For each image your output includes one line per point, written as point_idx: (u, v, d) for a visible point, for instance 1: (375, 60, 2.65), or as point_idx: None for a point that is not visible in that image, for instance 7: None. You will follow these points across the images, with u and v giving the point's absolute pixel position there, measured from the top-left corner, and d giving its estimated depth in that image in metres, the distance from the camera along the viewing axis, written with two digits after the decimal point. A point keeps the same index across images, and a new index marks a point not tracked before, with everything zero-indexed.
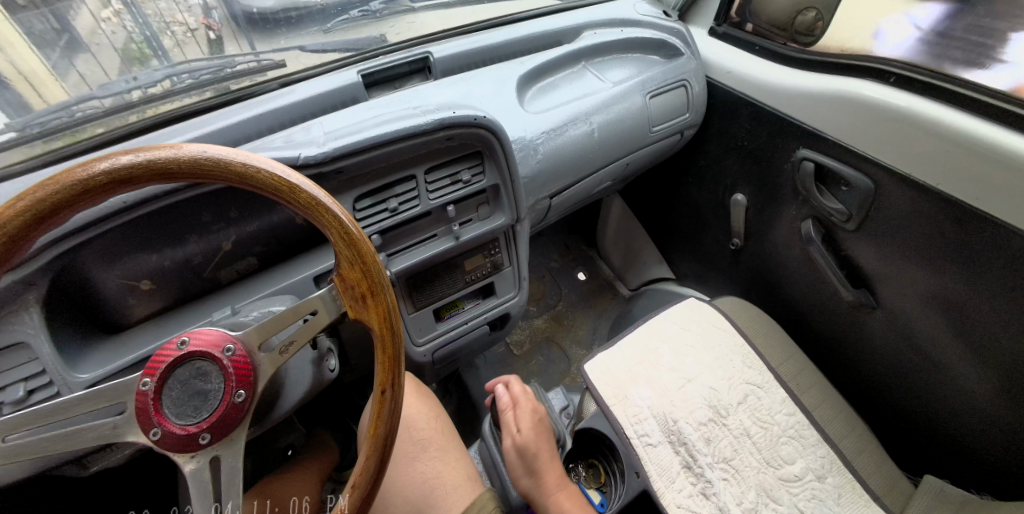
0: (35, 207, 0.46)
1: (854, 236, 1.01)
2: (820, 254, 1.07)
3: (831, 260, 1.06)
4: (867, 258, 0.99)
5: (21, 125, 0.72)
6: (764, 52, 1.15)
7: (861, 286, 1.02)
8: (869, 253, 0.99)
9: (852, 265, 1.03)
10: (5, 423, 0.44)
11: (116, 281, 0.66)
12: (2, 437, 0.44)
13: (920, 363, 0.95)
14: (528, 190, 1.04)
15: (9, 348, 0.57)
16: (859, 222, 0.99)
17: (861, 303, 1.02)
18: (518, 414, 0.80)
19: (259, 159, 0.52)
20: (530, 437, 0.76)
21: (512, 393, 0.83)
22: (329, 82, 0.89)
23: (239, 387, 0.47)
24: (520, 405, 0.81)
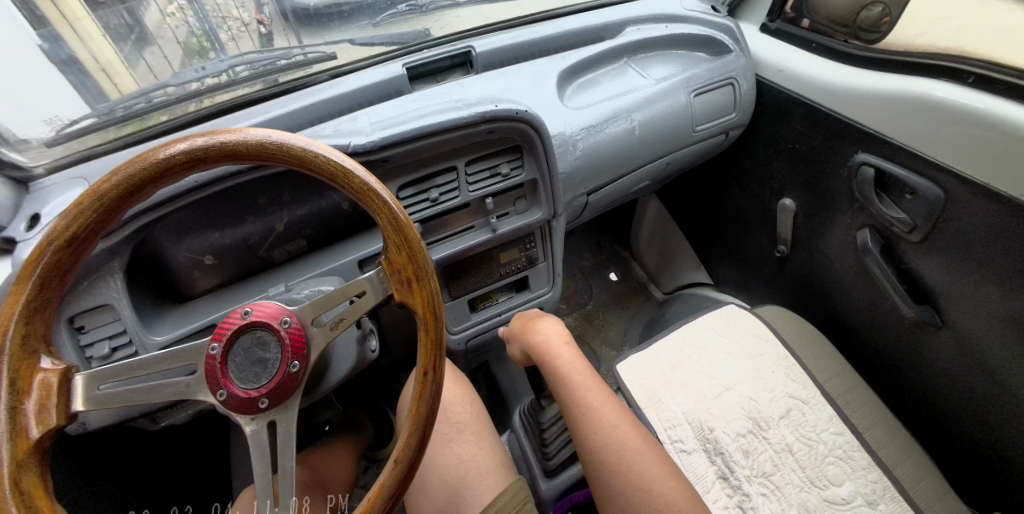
0: (123, 182, 0.50)
1: (917, 248, 0.96)
2: (878, 265, 1.04)
3: (890, 273, 1.02)
4: (934, 275, 0.94)
5: (102, 111, 0.78)
6: (821, 49, 1.12)
7: (924, 303, 0.98)
8: (937, 269, 0.94)
9: (913, 280, 0.99)
10: (99, 373, 0.49)
11: (183, 255, 0.71)
12: (96, 385, 0.49)
13: (989, 387, 0.90)
14: (565, 186, 1.05)
15: (95, 309, 0.64)
16: (924, 234, 0.94)
17: (923, 320, 0.97)
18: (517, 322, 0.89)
19: (317, 145, 0.55)
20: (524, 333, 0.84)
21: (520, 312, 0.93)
22: (376, 74, 0.92)
23: (294, 358, 0.50)
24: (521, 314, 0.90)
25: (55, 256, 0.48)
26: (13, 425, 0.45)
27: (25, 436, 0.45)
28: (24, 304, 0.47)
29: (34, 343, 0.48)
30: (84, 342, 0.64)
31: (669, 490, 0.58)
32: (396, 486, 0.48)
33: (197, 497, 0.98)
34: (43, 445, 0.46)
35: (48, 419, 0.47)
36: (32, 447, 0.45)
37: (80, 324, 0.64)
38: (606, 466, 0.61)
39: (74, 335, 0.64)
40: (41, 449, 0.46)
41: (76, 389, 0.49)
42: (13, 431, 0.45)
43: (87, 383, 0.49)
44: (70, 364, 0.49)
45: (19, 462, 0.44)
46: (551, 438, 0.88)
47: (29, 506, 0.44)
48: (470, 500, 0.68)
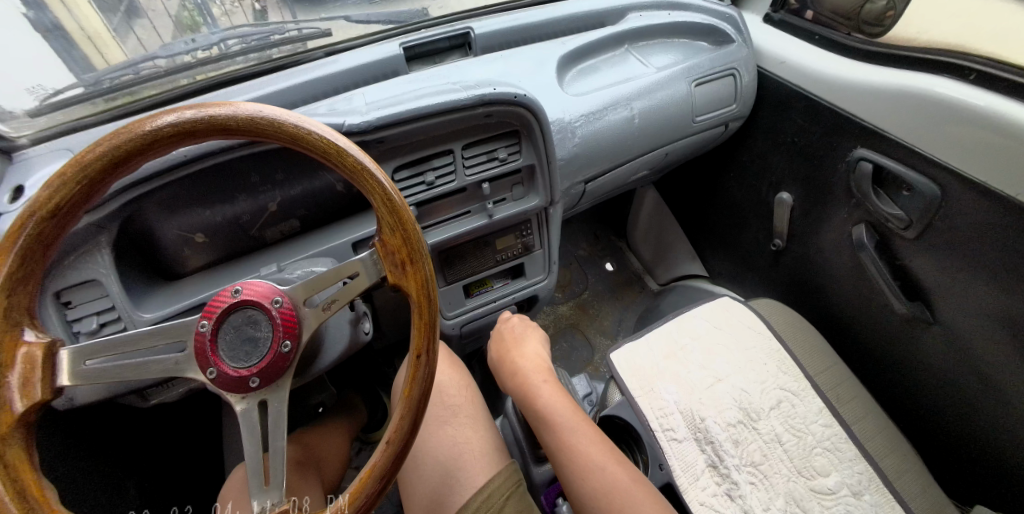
0: (108, 154, 0.48)
1: (912, 245, 0.97)
2: (872, 260, 1.04)
3: (884, 269, 1.03)
4: (927, 271, 0.95)
5: (87, 82, 0.76)
6: (824, 42, 1.11)
7: (916, 299, 0.98)
8: (931, 265, 0.94)
9: (906, 276, 0.99)
10: (85, 347, 0.48)
11: (173, 232, 0.70)
12: (83, 360, 0.48)
13: (977, 383, 0.91)
14: (563, 173, 1.04)
15: (82, 284, 0.63)
16: (919, 230, 0.94)
17: (913, 316, 0.98)
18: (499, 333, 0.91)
19: (310, 122, 0.54)
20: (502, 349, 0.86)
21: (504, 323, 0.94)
22: (373, 53, 0.90)
23: (285, 338, 0.49)
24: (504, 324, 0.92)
25: (38, 228, 0.47)
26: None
27: (10, 409, 0.44)
28: (7, 276, 0.46)
29: (18, 316, 0.47)
30: (71, 318, 0.63)
31: (637, 499, 0.59)
32: (388, 467, 0.48)
33: (188, 475, 0.98)
34: (28, 419, 0.46)
35: (33, 393, 0.46)
36: (17, 421, 0.45)
37: (67, 299, 0.62)
38: (574, 479, 0.62)
39: (60, 311, 0.62)
40: (26, 423, 0.46)
41: (62, 363, 0.48)
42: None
43: (73, 358, 0.48)
44: (56, 338, 0.48)
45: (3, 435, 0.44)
46: None
47: (14, 480, 0.43)
48: (464, 481, 0.68)
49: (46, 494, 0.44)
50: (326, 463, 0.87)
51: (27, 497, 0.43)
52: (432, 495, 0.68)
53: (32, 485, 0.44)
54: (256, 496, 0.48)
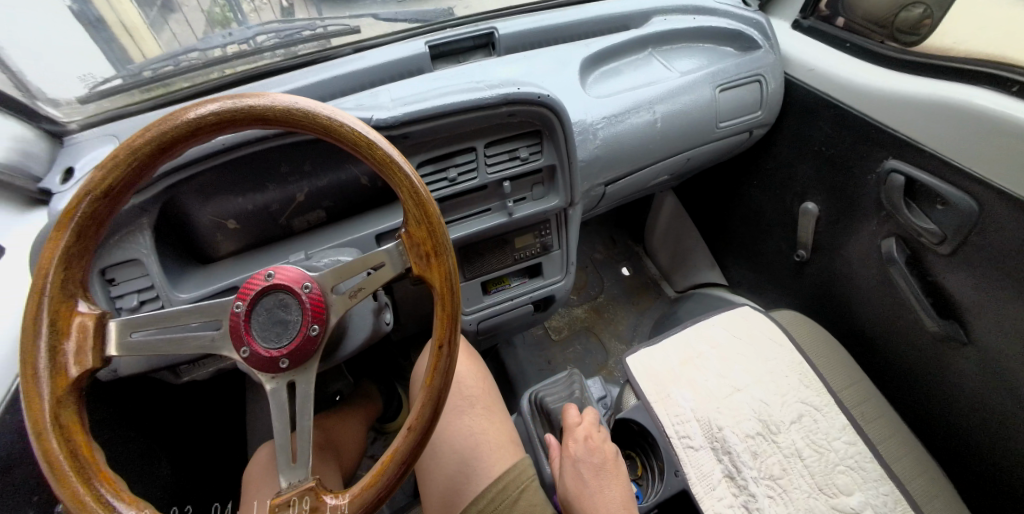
0: (157, 139, 0.51)
1: (947, 260, 0.95)
2: (903, 276, 1.02)
3: (914, 282, 1.01)
4: (962, 289, 0.93)
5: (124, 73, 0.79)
6: (856, 50, 1.10)
7: (949, 318, 0.96)
8: (966, 283, 0.92)
9: (941, 294, 0.97)
10: (134, 320, 0.50)
11: (208, 217, 0.72)
12: (129, 332, 0.50)
13: (1013, 405, 0.89)
14: (583, 175, 1.04)
15: (125, 263, 0.66)
16: (954, 246, 0.93)
17: (947, 335, 0.96)
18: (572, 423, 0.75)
19: (342, 114, 0.55)
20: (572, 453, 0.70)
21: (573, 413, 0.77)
22: (399, 51, 0.92)
23: (314, 322, 0.51)
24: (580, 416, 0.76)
25: (91, 206, 0.49)
26: (54, 362, 0.47)
27: (64, 373, 0.47)
28: (64, 250, 0.49)
29: (73, 287, 0.49)
30: (114, 294, 0.66)
31: None
32: (409, 453, 0.49)
33: (214, 452, 1.01)
34: (80, 384, 0.48)
35: (85, 360, 0.48)
36: (70, 385, 0.47)
37: (111, 276, 0.66)
38: None
39: (105, 287, 0.66)
40: (78, 388, 0.48)
41: (111, 333, 0.50)
42: (53, 369, 0.47)
43: (121, 329, 0.50)
44: (105, 310, 0.51)
45: (59, 398, 0.47)
46: None
47: (67, 440, 0.46)
48: (479, 470, 0.69)
49: (95, 455, 0.47)
50: (344, 450, 0.89)
51: (78, 456, 0.46)
52: (448, 486, 0.70)
53: (83, 446, 0.46)
54: (283, 473, 0.49)
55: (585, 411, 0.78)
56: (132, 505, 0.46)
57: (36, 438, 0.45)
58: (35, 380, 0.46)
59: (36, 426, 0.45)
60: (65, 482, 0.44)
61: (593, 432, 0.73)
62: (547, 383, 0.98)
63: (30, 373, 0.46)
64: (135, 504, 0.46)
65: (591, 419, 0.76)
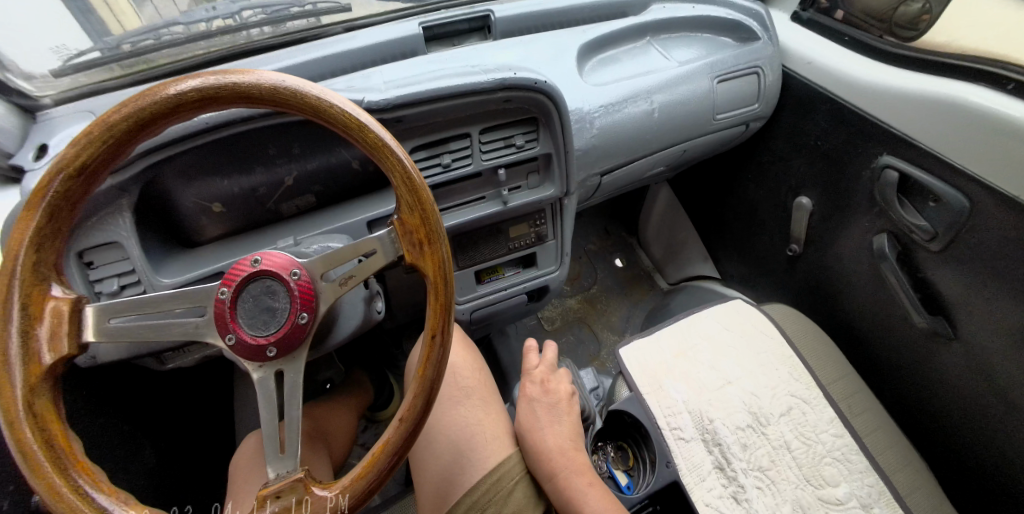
0: (136, 116, 0.48)
1: (936, 258, 0.95)
2: (893, 272, 1.02)
3: (905, 280, 1.01)
4: (949, 286, 0.93)
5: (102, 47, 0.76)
6: (853, 44, 1.08)
7: (938, 313, 0.96)
8: (953, 280, 0.92)
9: (927, 289, 0.97)
10: (111, 305, 0.49)
11: (191, 200, 0.70)
12: (109, 318, 0.49)
13: (996, 401, 0.90)
14: (581, 163, 1.03)
15: (104, 245, 0.63)
16: (945, 244, 0.92)
17: (934, 330, 0.97)
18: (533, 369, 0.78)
19: (332, 95, 0.53)
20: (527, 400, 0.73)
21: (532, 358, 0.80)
22: (391, 31, 0.89)
23: (302, 310, 0.49)
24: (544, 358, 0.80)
25: (64, 186, 0.47)
26: (26, 348, 0.45)
27: (38, 361, 0.45)
28: (35, 231, 0.47)
29: (45, 270, 0.47)
30: (94, 278, 0.64)
31: None
32: (400, 445, 0.47)
33: (203, 438, 0.99)
34: (55, 372, 0.46)
35: (60, 347, 0.46)
36: (45, 372, 0.46)
37: (89, 259, 0.63)
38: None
39: (83, 271, 0.64)
40: (53, 375, 0.46)
41: (87, 319, 0.48)
42: (26, 355, 0.45)
43: (99, 316, 0.48)
44: (81, 295, 0.49)
45: (32, 386, 0.45)
46: None
47: (42, 429, 0.44)
48: (475, 461, 0.68)
49: (72, 445, 0.45)
50: (335, 440, 0.88)
51: (55, 446, 0.44)
52: (440, 477, 0.69)
53: (59, 436, 0.45)
54: (271, 463, 0.48)
55: (545, 350, 0.82)
56: (113, 495, 0.44)
57: (8, 428, 0.43)
58: (5, 366, 0.44)
59: (7, 414, 0.43)
60: (41, 473, 0.43)
61: (549, 375, 0.78)
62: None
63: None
64: (116, 495, 0.45)
65: (550, 360, 0.80)
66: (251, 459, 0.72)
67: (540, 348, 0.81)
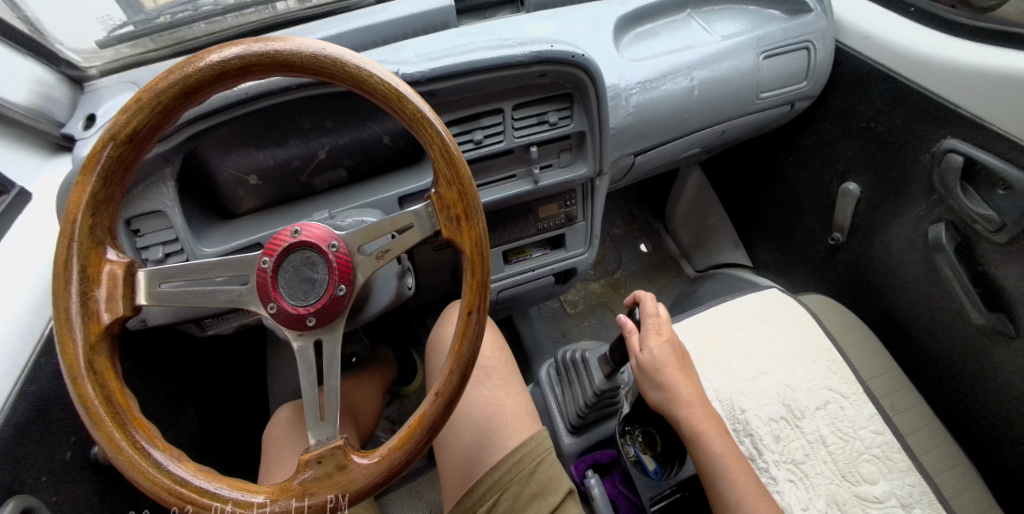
0: (181, 83, 0.48)
1: (1002, 250, 0.88)
2: (950, 264, 0.97)
3: (964, 275, 0.95)
4: (1014, 280, 0.87)
5: (134, 21, 0.76)
6: (920, 14, 1.00)
7: (996, 310, 0.91)
8: (1016, 273, 0.87)
9: (988, 283, 0.92)
10: (162, 270, 0.49)
11: (229, 172, 0.70)
12: (159, 283, 0.49)
13: None
14: (614, 143, 0.99)
15: (150, 213, 0.64)
16: (1013, 234, 0.85)
17: (992, 328, 0.91)
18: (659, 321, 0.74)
19: (372, 64, 0.52)
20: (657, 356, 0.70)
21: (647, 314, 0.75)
22: (422, 2, 0.87)
23: (341, 282, 0.49)
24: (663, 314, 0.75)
25: (117, 151, 0.48)
26: (86, 308, 0.46)
27: (97, 319, 0.47)
28: (90, 196, 0.47)
29: (102, 234, 0.48)
30: (141, 245, 0.66)
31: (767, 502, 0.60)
32: (436, 420, 0.47)
33: (240, 406, 1.03)
34: (113, 331, 0.48)
35: (116, 308, 0.47)
36: (104, 332, 0.47)
37: (136, 227, 0.65)
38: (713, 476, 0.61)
39: (131, 238, 0.65)
40: (112, 334, 0.47)
41: (140, 283, 0.49)
42: (86, 314, 0.46)
43: (151, 279, 0.49)
44: (134, 259, 0.50)
45: (92, 344, 0.46)
46: (588, 406, 0.84)
47: (102, 386, 0.45)
48: (495, 441, 0.68)
49: (130, 403, 0.46)
50: (360, 412, 0.89)
51: (114, 402, 0.45)
52: (465, 454, 0.69)
53: (118, 393, 0.46)
54: (311, 430, 0.48)
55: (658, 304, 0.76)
56: (167, 452, 0.45)
57: (73, 383, 0.44)
58: (68, 323, 0.45)
59: (72, 370, 0.45)
60: (102, 426, 0.44)
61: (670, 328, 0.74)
62: (593, 346, 0.89)
63: (64, 316, 0.45)
64: (169, 451, 0.45)
65: (667, 313, 0.75)
66: (285, 427, 0.74)
67: (656, 297, 0.76)
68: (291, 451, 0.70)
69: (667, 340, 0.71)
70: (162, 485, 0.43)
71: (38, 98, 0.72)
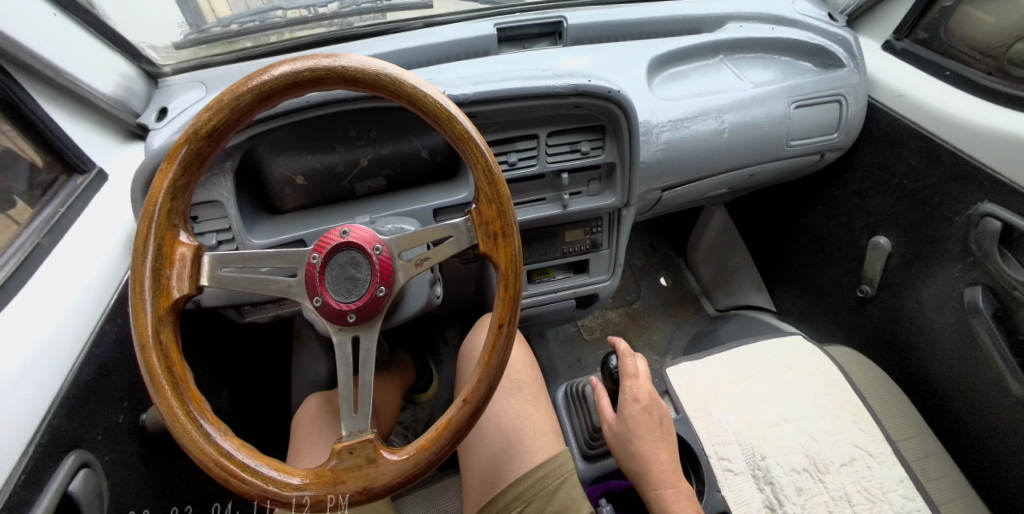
0: (258, 88, 0.52)
1: None
2: (988, 331, 0.95)
3: (1001, 339, 0.94)
4: None
5: (193, 27, 0.81)
6: (954, 78, 1.03)
7: None
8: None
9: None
10: (223, 256, 0.52)
11: (279, 172, 0.74)
12: (219, 267, 0.52)
13: None
14: (642, 177, 1.02)
15: (206, 203, 0.69)
16: None
17: None
18: (638, 382, 0.74)
19: (427, 85, 0.55)
20: (625, 423, 0.70)
21: (626, 371, 0.75)
22: (469, 30, 0.92)
23: (381, 284, 0.51)
24: (643, 375, 0.75)
25: (194, 146, 0.51)
26: (158, 283, 0.50)
27: (168, 294, 0.50)
28: (171, 182, 0.51)
29: (178, 218, 0.52)
30: (198, 231, 0.70)
31: None
32: (463, 424, 0.49)
33: (267, 394, 1.04)
34: (178, 306, 0.51)
35: (183, 285, 0.51)
36: (171, 306, 0.50)
37: (196, 214, 0.69)
38: None
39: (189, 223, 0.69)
40: (176, 309, 0.51)
41: (204, 265, 0.52)
42: (157, 289, 0.50)
43: (213, 264, 0.52)
44: (202, 244, 0.53)
45: (160, 317, 0.50)
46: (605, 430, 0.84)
47: (165, 356, 0.49)
48: (523, 454, 0.68)
49: (187, 375, 0.49)
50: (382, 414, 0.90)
51: (173, 372, 0.48)
52: (489, 465, 0.69)
53: (177, 364, 0.49)
54: (344, 421, 0.50)
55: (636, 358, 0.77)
56: (216, 425, 0.48)
57: (141, 350, 0.48)
58: (141, 295, 0.49)
59: (140, 338, 0.48)
60: (162, 393, 0.47)
61: (643, 388, 0.73)
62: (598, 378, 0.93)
63: (139, 288, 0.49)
64: (218, 424, 0.48)
65: (644, 371, 0.75)
66: (314, 418, 0.76)
67: (635, 355, 0.76)
68: (321, 441, 0.72)
69: (644, 406, 0.71)
70: (210, 455, 0.46)
71: (121, 90, 0.77)
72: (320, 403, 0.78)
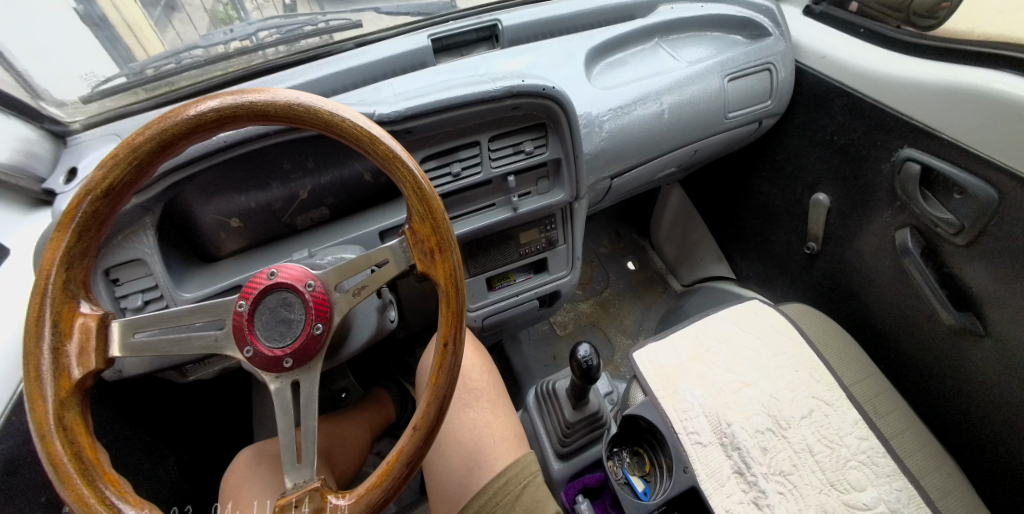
0: (158, 136, 0.50)
1: (962, 251, 0.92)
2: (919, 270, 1.00)
3: (930, 276, 0.98)
4: (979, 281, 0.90)
5: (129, 72, 0.79)
6: (869, 35, 1.08)
7: (966, 309, 0.93)
8: (982, 273, 0.89)
9: (955, 284, 0.94)
10: (136, 321, 0.51)
11: (211, 216, 0.72)
12: (133, 332, 0.51)
13: None
14: (589, 168, 1.03)
15: (128, 262, 0.66)
16: (971, 237, 0.90)
17: (964, 328, 0.93)
18: None
19: (345, 109, 0.54)
20: None
21: None
22: (401, 45, 0.91)
23: (317, 321, 0.51)
24: None
25: (92, 206, 0.50)
26: (57, 364, 0.48)
27: (68, 376, 0.48)
28: (65, 250, 0.50)
29: (75, 288, 0.50)
30: (119, 294, 0.67)
31: None
32: (414, 453, 0.48)
33: (223, 448, 1.03)
34: (84, 385, 0.49)
35: (87, 362, 0.49)
36: (74, 387, 0.49)
37: (115, 276, 0.67)
38: None
39: (110, 287, 0.67)
40: (82, 389, 0.49)
41: (114, 334, 0.51)
42: (56, 371, 0.48)
43: (123, 330, 0.51)
44: (107, 311, 0.52)
45: (62, 400, 0.48)
46: (571, 429, 0.87)
47: (71, 442, 0.47)
48: (483, 464, 0.69)
49: (100, 458, 0.48)
50: (334, 456, 0.90)
51: (83, 458, 0.47)
52: (452, 479, 0.70)
53: (87, 448, 0.47)
54: (289, 473, 0.50)
55: None
56: (136, 505, 0.47)
57: (42, 440, 0.46)
58: (38, 382, 0.47)
59: (40, 428, 0.46)
60: (71, 483, 0.45)
61: None
62: (562, 371, 0.93)
63: (35, 375, 0.47)
64: (139, 505, 0.47)
65: None
66: (243, 471, 0.76)
67: None
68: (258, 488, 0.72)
69: None
70: None
71: (19, 156, 0.74)
72: (249, 457, 0.78)
